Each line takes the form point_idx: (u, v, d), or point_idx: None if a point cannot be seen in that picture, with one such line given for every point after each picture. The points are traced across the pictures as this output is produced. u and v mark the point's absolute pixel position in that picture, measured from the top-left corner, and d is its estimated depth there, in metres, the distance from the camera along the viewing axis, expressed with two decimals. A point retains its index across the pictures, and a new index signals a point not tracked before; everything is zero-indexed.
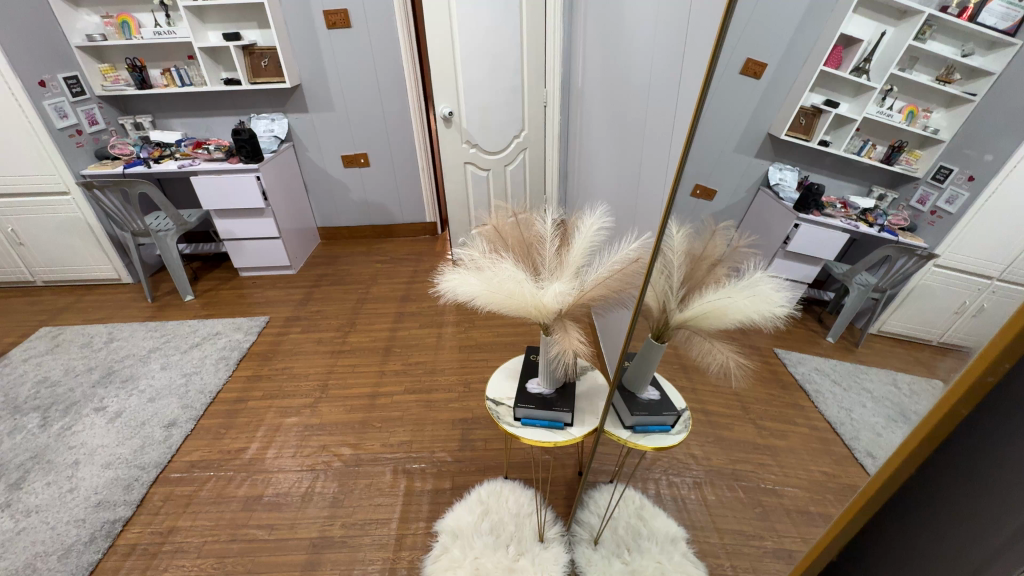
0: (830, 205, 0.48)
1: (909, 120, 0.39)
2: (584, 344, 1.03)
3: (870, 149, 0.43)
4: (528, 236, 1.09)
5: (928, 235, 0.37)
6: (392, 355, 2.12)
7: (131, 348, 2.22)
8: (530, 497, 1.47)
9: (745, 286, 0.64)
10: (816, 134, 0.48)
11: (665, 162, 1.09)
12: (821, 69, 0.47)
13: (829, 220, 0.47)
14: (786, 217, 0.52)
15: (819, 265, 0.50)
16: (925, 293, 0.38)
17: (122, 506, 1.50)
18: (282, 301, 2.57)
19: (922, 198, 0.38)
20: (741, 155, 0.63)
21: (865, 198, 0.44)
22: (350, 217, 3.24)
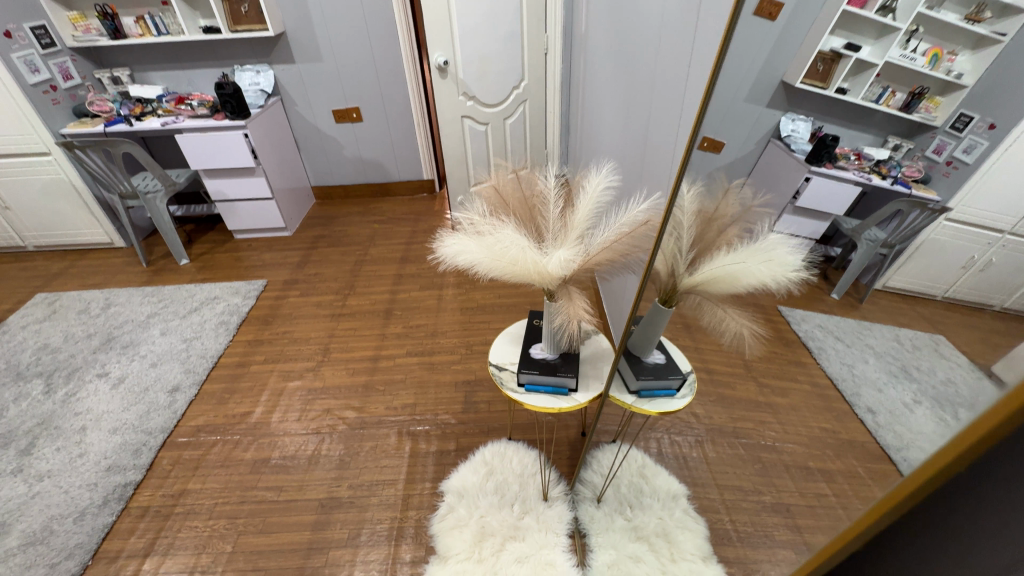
0: (843, 157, 0.46)
1: (932, 65, 0.36)
2: (589, 312, 1.00)
3: (888, 97, 0.41)
4: (530, 197, 1.03)
5: (942, 187, 0.38)
6: (393, 318, 2.09)
7: (129, 313, 2.20)
8: (533, 458, 1.49)
9: (756, 249, 0.61)
10: (833, 82, 0.45)
11: (678, 115, 1.01)
12: (843, 10, 0.43)
13: (842, 173, 0.48)
14: (797, 170, 0.50)
15: (828, 220, 0.50)
16: (934, 248, 0.39)
17: (132, 470, 1.53)
18: (279, 263, 2.52)
19: (939, 147, 0.37)
20: (751, 106, 0.57)
21: (879, 149, 0.43)
22: (344, 175, 3.13)
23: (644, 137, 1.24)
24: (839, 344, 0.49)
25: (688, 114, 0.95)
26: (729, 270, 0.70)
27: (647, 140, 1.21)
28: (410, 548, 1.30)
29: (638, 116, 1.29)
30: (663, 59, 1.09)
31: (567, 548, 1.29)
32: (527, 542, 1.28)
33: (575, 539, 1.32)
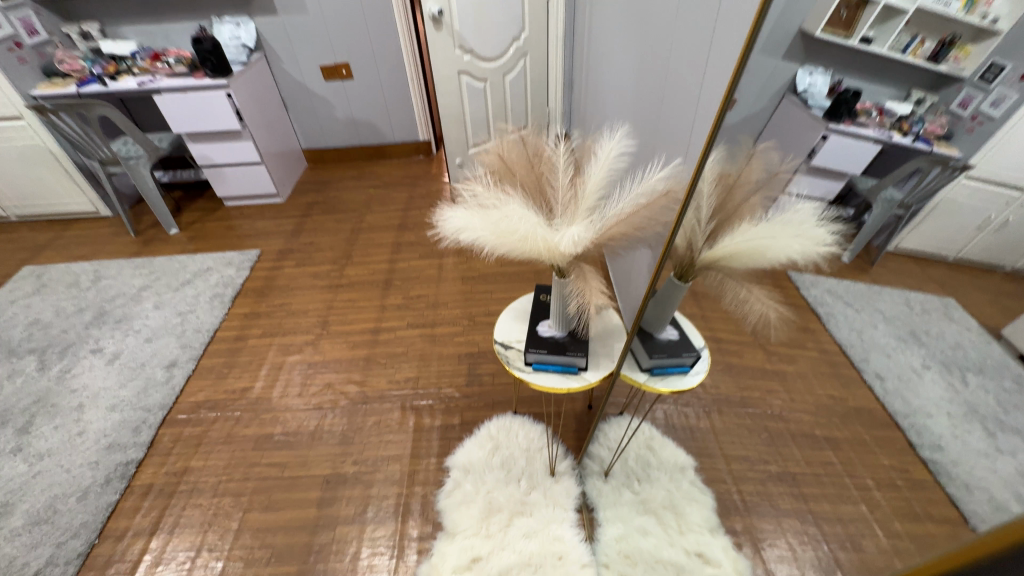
0: (863, 112, 0.46)
1: (966, 9, 0.36)
2: (603, 291, 0.95)
3: (916, 47, 0.40)
4: (538, 166, 0.94)
5: (964, 142, 0.42)
6: (392, 289, 2.03)
7: (120, 285, 2.13)
8: (540, 432, 1.46)
9: (787, 220, 0.60)
10: (856, 32, 0.42)
11: (702, 71, 0.91)
12: None
13: (862, 129, 0.47)
14: (814, 128, 0.49)
15: (844, 180, 0.51)
16: (951, 204, 0.47)
17: (133, 448, 1.50)
18: (273, 231, 2.44)
19: (964, 101, 0.39)
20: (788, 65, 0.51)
21: (901, 103, 0.44)
22: (337, 136, 2.99)
23: (660, 96, 1.13)
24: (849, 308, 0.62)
25: (715, 70, 0.85)
26: (753, 244, 0.69)
27: (664, 100, 1.10)
28: (417, 524, 1.29)
29: (653, 72, 1.17)
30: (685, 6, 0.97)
31: (575, 523, 1.27)
32: (535, 517, 1.27)
33: (583, 514, 1.31)
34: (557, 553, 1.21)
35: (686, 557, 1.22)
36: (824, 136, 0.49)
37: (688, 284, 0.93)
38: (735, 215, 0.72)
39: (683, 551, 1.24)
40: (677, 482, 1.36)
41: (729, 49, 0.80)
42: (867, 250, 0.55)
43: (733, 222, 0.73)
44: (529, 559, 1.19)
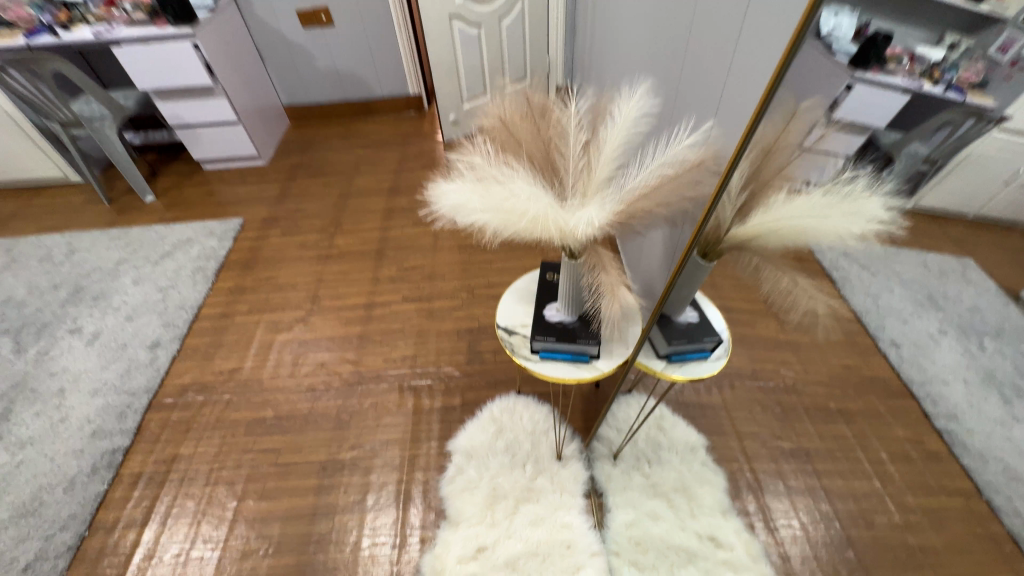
0: (894, 60, 0.41)
1: None
2: (621, 276, 0.84)
3: None
4: (544, 131, 0.81)
5: (999, 93, 0.41)
6: (386, 261, 1.90)
7: (96, 259, 2.01)
8: (545, 413, 1.39)
9: (827, 195, 0.53)
10: None
11: (740, 13, 0.75)
12: None
13: (889, 79, 0.42)
14: (838, 76, 0.45)
15: (867, 135, 0.47)
16: (978, 158, 0.47)
17: (119, 435, 1.44)
18: (256, 197, 2.28)
19: (1005, 44, 0.38)
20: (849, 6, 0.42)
21: (934, 49, 0.39)
22: (319, 91, 2.76)
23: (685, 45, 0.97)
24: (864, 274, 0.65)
25: (760, 12, 0.70)
26: (778, 224, 0.62)
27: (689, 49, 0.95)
28: (419, 512, 1.24)
29: (676, 15, 1.01)
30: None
31: (583, 509, 1.22)
32: (541, 504, 1.22)
33: (591, 499, 1.25)
34: (565, 542, 1.16)
35: (699, 542, 1.19)
36: (850, 86, 0.45)
37: (712, 265, 0.82)
38: (762, 192, 0.63)
39: (695, 534, 1.21)
40: (688, 463, 1.32)
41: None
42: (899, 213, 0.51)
43: (759, 199, 0.64)
44: (536, 548, 1.15)
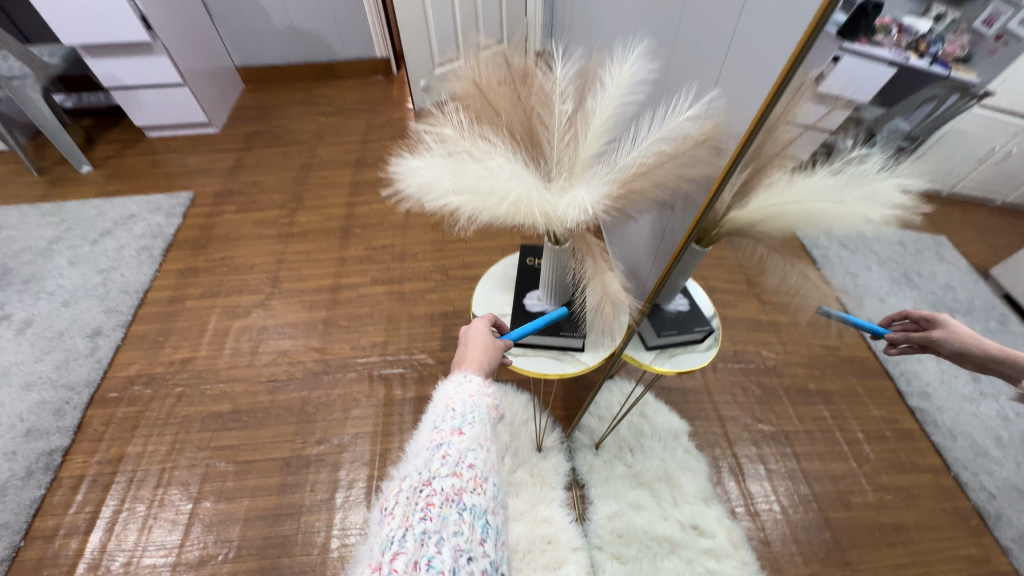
0: (882, 29, 0.40)
1: None
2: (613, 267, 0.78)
3: None
4: (529, 102, 0.70)
5: (984, 67, 0.36)
6: (353, 239, 1.77)
7: (27, 238, 1.80)
8: (525, 402, 1.34)
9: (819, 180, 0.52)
10: None
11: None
12: None
13: (875, 50, 0.42)
14: (829, 43, 0.44)
15: (851, 107, 0.46)
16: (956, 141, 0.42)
17: (57, 434, 1.31)
18: (207, 168, 2.08)
19: (990, 17, 0.35)
20: None
21: (919, 18, 0.37)
22: (276, 51, 2.49)
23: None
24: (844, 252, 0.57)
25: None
26: (775, 207, 0.57)
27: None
28: None
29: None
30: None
31: (564, 503, 1.19)
32: (522, 497, 1.17)
33: (572, 491, 1.22)
34: (546, 538, 1.12)
35: (681, 530, 1.14)
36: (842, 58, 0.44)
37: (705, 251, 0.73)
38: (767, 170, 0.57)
39: (677, 523, 1.15)
40: (671, 449, 1.27)
41: None
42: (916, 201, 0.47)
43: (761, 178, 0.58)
44: (517, 546, 1.10)
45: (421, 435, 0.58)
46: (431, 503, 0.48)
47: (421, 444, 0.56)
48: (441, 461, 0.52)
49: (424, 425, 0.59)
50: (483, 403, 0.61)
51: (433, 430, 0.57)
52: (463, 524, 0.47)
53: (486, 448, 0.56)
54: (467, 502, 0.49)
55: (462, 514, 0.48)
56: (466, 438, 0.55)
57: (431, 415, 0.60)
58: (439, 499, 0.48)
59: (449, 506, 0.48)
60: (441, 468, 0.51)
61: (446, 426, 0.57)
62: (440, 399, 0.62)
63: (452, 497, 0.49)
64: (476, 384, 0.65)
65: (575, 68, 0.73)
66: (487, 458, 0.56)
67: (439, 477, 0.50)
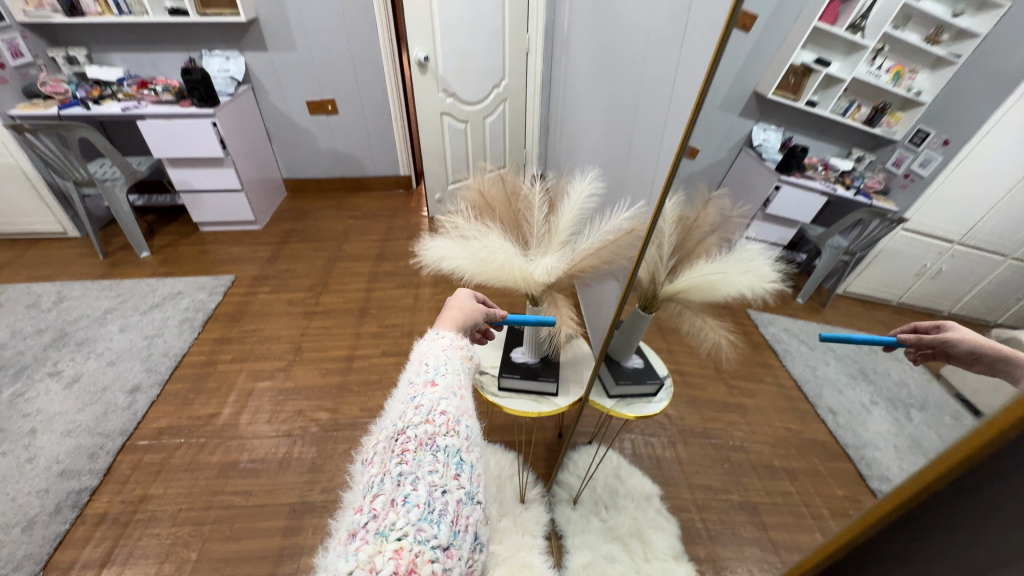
0: (811, 167, 0.52)
1: (895, 81, 0.39)
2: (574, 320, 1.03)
3: (855, 111, 0.44)
4: (516, 203, 1.02)
5: (900, 199, 0.41)
6: (369, 317, 2.05)
7: (85, 307, 2.08)
8: (511, 459, 1.54)
9: (734, 259, 0.70)
10: (804, 95, 0.49)
11: (674, 65, 0.96)
12: (815, 25, 0.45)
13: (809, 182, 0.52)
14: (768, 178, 0.55)
15: (799, 227, 0.58)
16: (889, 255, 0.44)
17: (87, 475, 1.45)
18: (247, 258, 2.43)
19: (898, 160, 0.40)
20: (727, 113, 0.59)
21: (844, 160, 0.47)
22: (317, 168, 3.01)
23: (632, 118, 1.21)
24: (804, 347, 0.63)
25: (685, 76, 0.91)
26: (704, 280, 0.77)
27: (637, 127, 1.18)
28: None
29: (627, 96, 1.24)
30: (657, 33, 1.05)
31: (544, 550, 1.31)
32: (505, 543, 1.30)
33: (551, 541, 1.35)
34: None
35: None
36: (778, 186, 0.54)
37: (649, 315, 0.95)
38: (692, 253, 0.79)
39: None
40: (643, 509, 1.28)
41: (676, 130, 0.94)
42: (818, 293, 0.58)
43: (691, 259, 0.80)
44: None
45: (400, 395, 0.67)
46: (406, 448, 0.55)
47: (399, 401, 0.64)
48: (415, 412, 0.60)
49: (401, 390, 0.67)
50: (453, 362, 0.71)
51: (410, 390, 0.65)
52: (437, 464, 0.55)
53: (458, 396, 0.65)
54: (439, 444, 0.57)
55: (435, 455, 0.55)
56: (438, 390, 0.64)
57: (408, 381, 0.68)
58: (414, 444, 0.56)
59: (424, 449, 0.56)
60: (414, 419, 0.59)
61: (420, 383, 0.66)
62: (415, 357, 0.72)
63: (424, 442, 0.56)
64: (450, 339, 0.77)
65: (548, 185, 1.07)
66: (458, 406, 0.64)
67: (413, 426, 0.58)
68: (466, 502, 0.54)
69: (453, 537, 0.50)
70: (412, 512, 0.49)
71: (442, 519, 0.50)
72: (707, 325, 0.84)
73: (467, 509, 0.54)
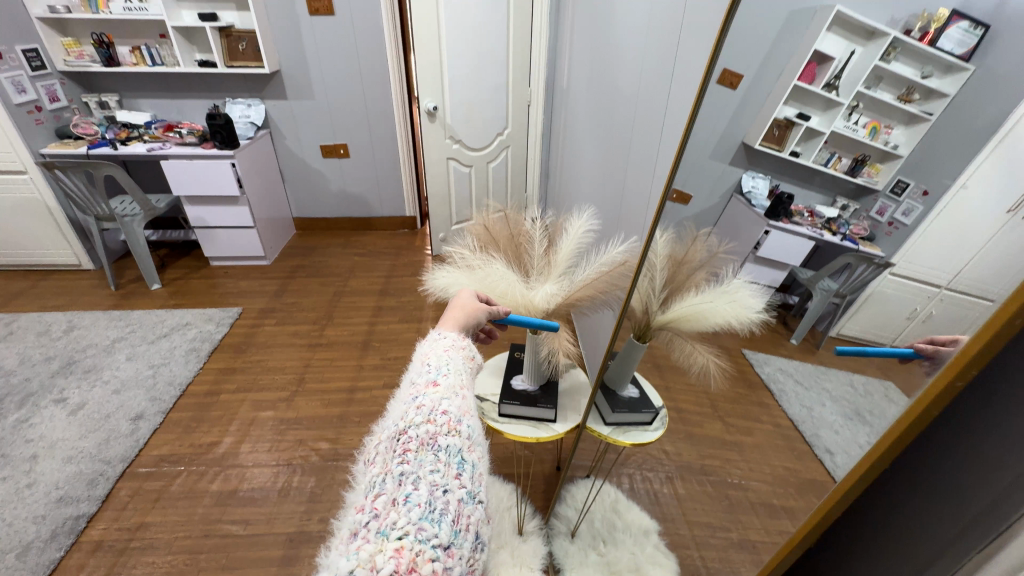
0: (798, 214, 0.52)
1: (872, 135, 0.41)
2: (572, 344, 1.11)
3: (836, 161, 0.46)
4: (518, 237, 1.11)
5: (886, 244, 0.41)
6: (372, 350, 2.10)
7: (94, 336, 2.12)
8: (509, 491, 1.55)
9: (722, 292, 0.71)
10: (788, 145, 0.52)
11: (662, 116, 1.07)
12: (794, 84, 0.51)
13: (796, 228, 0.52)
14: (758, 224, 0.58)
15: (787, 270, 0.57)
16: (881, 299, 0.41)
17: (86, 502, 1.45)
18: (255, 292, 2.50)
19: (881, 209, 0.41)
20: (715, 163, 0.67)
21: (829, 208, 0.47)
22: (327, 208, 3.13)
23: (625, 163, 1.31)
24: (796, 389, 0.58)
25: (671, 125, 1.02)
26: (697, 309, 0.78)
27: (629, 172, 1.28)
28: None
29: (620, 143, 1.36)
30: (646, 89, 1.17)
31: None
32: None
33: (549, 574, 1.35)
34: None
35: None
36: (766, 231, 0.56)
37: (643, 345, 0.99)
38: (683, 287, 0.83)
39: None
40: (642, 546, 1.19)
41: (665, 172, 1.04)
42: (813, 334, 0.52)
43: (681, 292, 0.83)
44: None
45: (401, 395, 0.69)
46: (408, 448, 0.57)
47: (401, 402, 0.66)
48: (417, 412, 0.62)
49: (402, 392, 0.69)
50: (454, 365, 0.73)
51: (411, 391, 0.67)
52: (438, 463, 0.56)
53: (459, 396, 0.67)
54: (441, 443, 0.58)
55: (437, 454, 0.57)
56: (439, 390, 0.66)
57: (408, 384, 0.70)
58: (416, 444, 0.57)
59: (426, 449, 0.57)
60: (416, 418, 0.61)
61: (421, 384, 0.68)
62: (418, 357, 0.75)
63: (426, 441, 0.58)
64: (451, 340, 0.80)
65: (548, 222, 1.16)
66: (460, 405, 0.66)
67: (414, 426, 0.59)
68: (467, 501, 0.55)
69: (454, 536, 0.51)
70: (414, 511, 0.50)
71: (443, 518, 0.51)
72: (697, 349, 0.82)
73: (469, 509, 0.54)
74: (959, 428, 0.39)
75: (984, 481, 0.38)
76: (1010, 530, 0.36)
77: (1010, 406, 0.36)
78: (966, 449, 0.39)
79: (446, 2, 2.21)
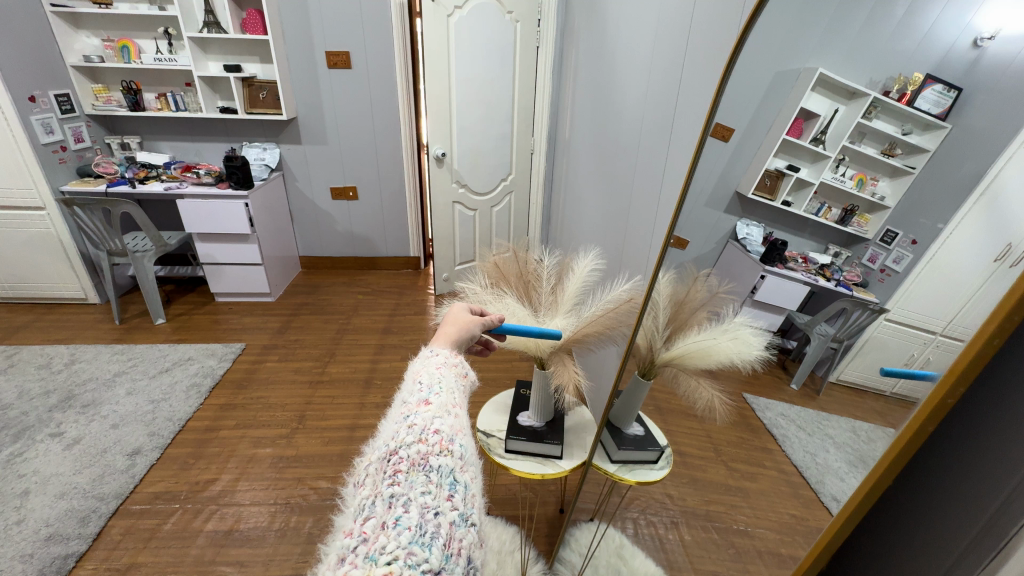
0: (792, 259, 0.55)
1: (859, 186, 0.46)
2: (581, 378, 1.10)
3: (826, 211, 0.51)
4: (527, 273, 1.15)
5: (879, 291, 0.44)
6: (374, 387, 2.10)
7: (95, 370, 2.12)
8: (512, 533, 1.53)
9: (725, 330, 0.73)
10: (780, 195, 0.57)
11: (662, 164, 1.15)
12: (782, 138, 0.57)
13: (791, 273, 0.55)
14: (754, 268, 0.62)
15: (784, 315, 0.60)
16: (878, 344, 0.44)
17: (76, 540, 1.40)
18: (258, 328, 2.51)
19: (873, 256, 0.45)
20: (711, 210, 0.73)
21: (822, 254, 0.51)
22: (333, 248, 3.21)
23: (626, 207, 1.39)
24: (801, 433, 0.59)
25: (670, 173, 1.10)
26: (701, 346, 0.80)
27: (631, 216, 1.35)
28: None
29: (622, 189, 1.44)
30: (645, 140, 1.26)
31: None
32: None
33: None
34: None
35: None
36: (763, 276, 0.60)
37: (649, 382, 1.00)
38: (686, 325, 0.85)
39: None
40: None
41: (665, 215, 1.11)
42: (812, 379, 0.54)
43: (685, 330, 0.86)
44: None
45: (393, 414, 0.69)
46: (399, 469, 0.58)
47: (392, 420, 0.66)
48: (407, 432, 0.62)
49: (393, 410, 0.69)
50: (448, 383, 0.74)
51: (402, 408, 0.67)
52: (429, 485, 0.57)
53: (452, 415, 0.67)
54: (432, 464, 0.59)
55: (428, 475, 0.58)
56: (431, 409, 0.66)
57: (399, 402, 0.70)
58: (407, 465, 0.58)
59: (417, 470, 0.58)
60: (407, 438, 0.61)
61: (413, 402, 0.68)
62: (411, 373, 0.75)
63: (418, 462, 0.59)
64: (444, 356, 0.80)
65: (556, 261, 1.20)
66: (453, 424, 0.66)
67: (405, 446, 0.60)
68: (459, 523, 0.56)
69: (445, 561, 0.51)
70: (404, 535, 0.51)
71: (434, 542, 0.52)
72: (701, 387, 0.82)
73: (461, 532, 0.55)
74: (953, 448, 0.42)
75: (985, 496, 0.40)
76: (1008, 545, 0.38)
77: (996, 427, 0.40)
78: (969, 467, 0.42)
79: (458, 62, 2.40)
